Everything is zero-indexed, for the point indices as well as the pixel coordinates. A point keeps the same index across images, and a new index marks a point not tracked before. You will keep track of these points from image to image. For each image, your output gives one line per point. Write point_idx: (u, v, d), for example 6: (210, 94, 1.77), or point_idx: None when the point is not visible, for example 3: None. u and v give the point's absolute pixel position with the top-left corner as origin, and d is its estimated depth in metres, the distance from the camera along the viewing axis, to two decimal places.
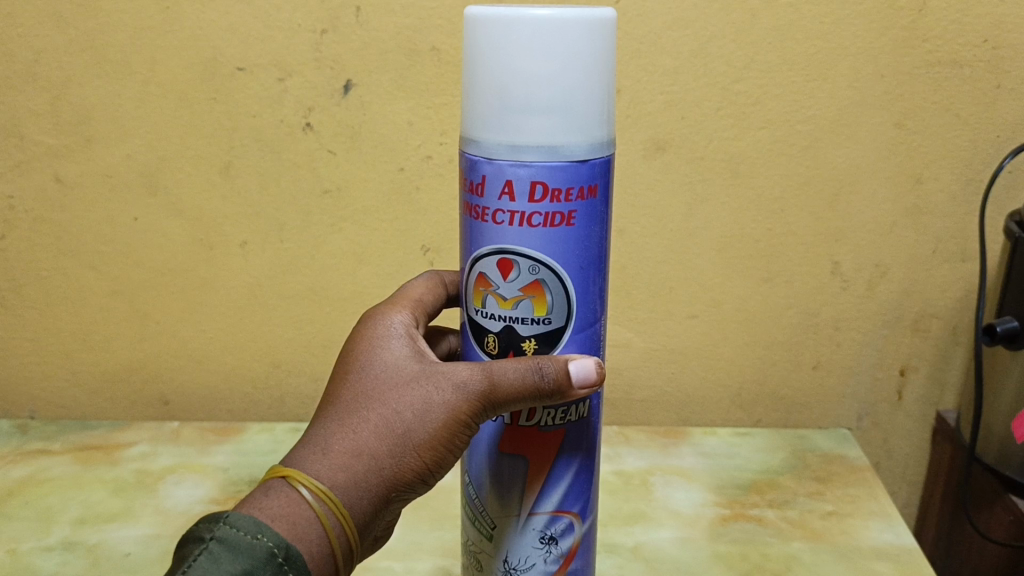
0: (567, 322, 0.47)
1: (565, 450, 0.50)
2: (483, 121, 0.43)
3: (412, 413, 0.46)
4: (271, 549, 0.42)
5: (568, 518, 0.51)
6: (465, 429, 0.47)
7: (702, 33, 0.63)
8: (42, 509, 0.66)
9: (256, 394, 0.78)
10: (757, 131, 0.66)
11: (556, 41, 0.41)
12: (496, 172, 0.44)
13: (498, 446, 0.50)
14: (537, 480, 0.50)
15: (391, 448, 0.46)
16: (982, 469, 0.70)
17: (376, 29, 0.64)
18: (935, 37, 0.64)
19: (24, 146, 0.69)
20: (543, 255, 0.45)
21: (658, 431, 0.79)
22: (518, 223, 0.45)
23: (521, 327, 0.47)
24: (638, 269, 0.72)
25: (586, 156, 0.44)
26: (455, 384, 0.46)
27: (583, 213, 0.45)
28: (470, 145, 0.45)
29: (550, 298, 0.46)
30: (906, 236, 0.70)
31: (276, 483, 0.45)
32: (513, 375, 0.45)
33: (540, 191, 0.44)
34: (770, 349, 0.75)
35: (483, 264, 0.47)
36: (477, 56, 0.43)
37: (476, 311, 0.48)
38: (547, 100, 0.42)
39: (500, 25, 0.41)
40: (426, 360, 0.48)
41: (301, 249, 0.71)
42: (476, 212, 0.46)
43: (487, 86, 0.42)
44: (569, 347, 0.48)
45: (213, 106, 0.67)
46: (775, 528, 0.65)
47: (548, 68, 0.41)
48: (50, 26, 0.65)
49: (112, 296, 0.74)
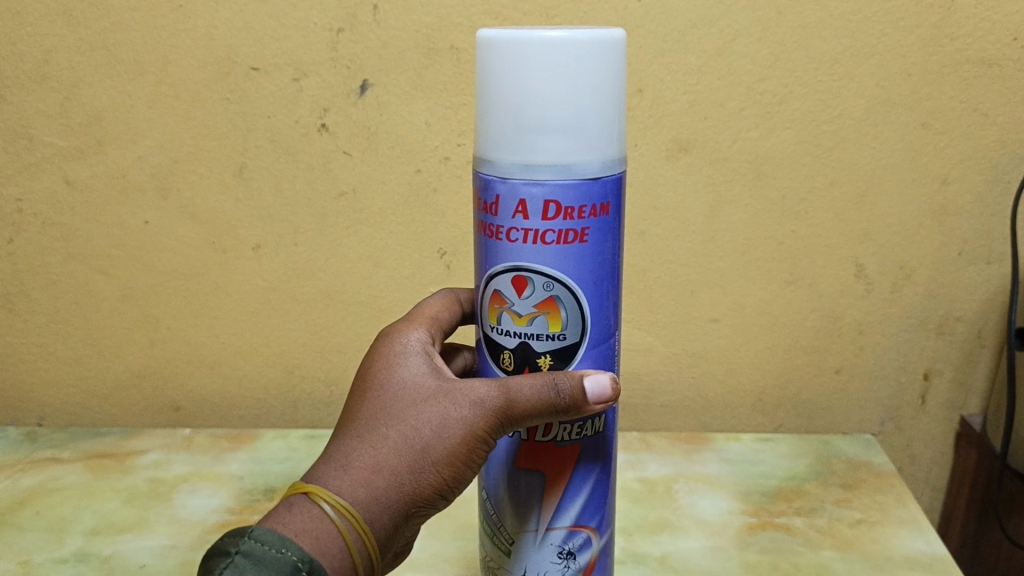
0: (582, 337, 0.46)
1: (581, 464, 0.48)
2: (496, 141, 0.42)
3: (430, 429, 0.45)
4: (295, 563, 0.41)
5: (584, 533, 0.50)
6: (483, 445, 0.45)
7: (726, 31, 0.62)
8: (54, 520, 0.65)
9: (268, 401, 0.77)
10: (782, 130, 0.65)
11: (568, 63, 0.40)
12: (510, 191, 0.42)
13: (514, 461, 0.48)
14: (554, 494, 0.48)
15: (410, 464, 0.44)
16: (1013, 475, 0.69)
17: (394, 28, 0.62)
18: (964, 35, 0.63)
19: (34, 148, 0.67)
20: (558, 272, 0.44)
21: (680, 436, 0.77)
22: (533, 240, 0.43)
23: (535, 343, 0.46)
24: (659, 272, 0.70)
25: (598, 174, 0.42)
26: (473, 400, 0.45)
27: (596, 229, 0.43)
28: (483, 164, 0.43)
29: (565, 314, 0.45)
30: (932, 238, 0.69)
31: (299, 498, 0.44)
32: (529, 390, 0.44)
33: (553, 210, 0.42)
34: (793, 353, 0.74)
35: (498, 282, 0.45)
36: (489, 79, 0.41)
37: (491, 328, 0.47)
38: (559, 121, 0.40)
39: (511, 47, 0.40)
40: (443, 377, 0.47)
41: (315, 252, 0.70)
42: (490, 230, 0.44)
43: (500, 107, 0.41)
44: (583, 363, 0.46)
45: (227, 106, 0.65)
46: (804, 536, 0.64)
47: (560, 88, 0.40)
48: (60, 25, 0.63)
49: (123, 300, 0.73)
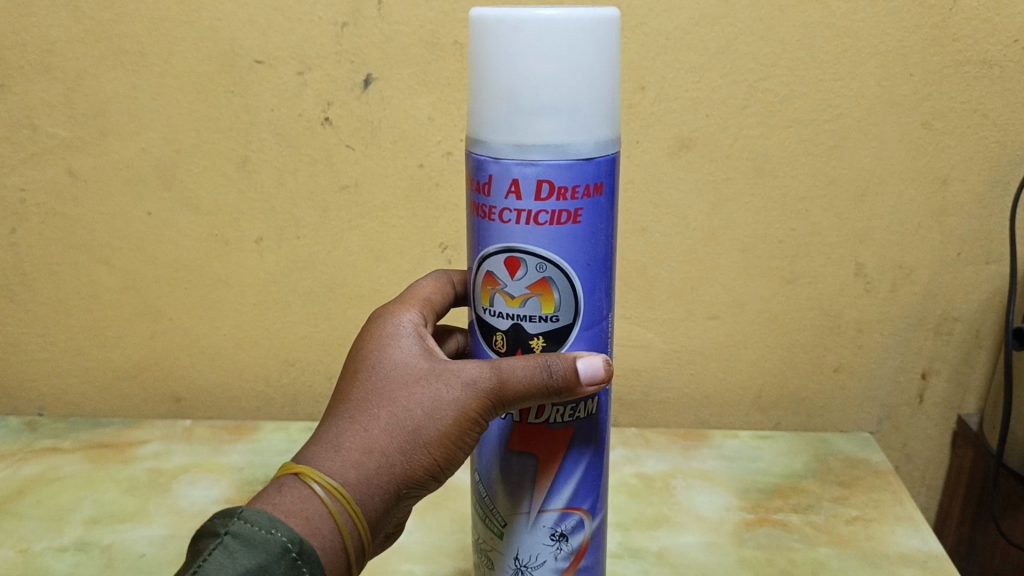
0: (575, 319, 0.46)
1: (574, 447, 0.49)
2: (489, 121, 0.42)
3: (422, 411, 0.45)
4: (285, 543, 0.41)
5: (577, 515, 0.50)
6: (475, 426, 0.46)
7: (729, 29, 0.62)
8: (53, 508, 0.65)
9: (269, 393, 0.77)
10: (784, 129, 0.65)
11: (562, 42, 0.40)
12: (503, 172, 0.43)
13: (507, 444, 0.48)
14: (547, 477, 0.49)
15: (402, 445, 0.45)
16: (1009, 474, 0.69)
17: (398, 23, 0.62)
18: (965, 36, 0.63)
19: (37, 138, 0.67)
20: (550, 253, 0.44)
21: (678, 433, 0.78)
22: (526, 221, 0.43)
23: (528, 325, 0.46)
24: (660, 269, 0.71)
25: (592, 155, 0.42)
26: (465, 381, 0.45)
27: (590, 210, 0.44)
28: (476, 145, 0.44)
29: (557, 296, 0.45)
30: (931, 238, 0.69)
31: (289, 479, 0.44)
32: (521, 372, 0.44)
33: (546, 190, 0.42)
34: (792, 351, 0.74)
35: (491, 263, 0.46)
36: (484, 58, 0.42)
37: (484, 309, 0.47)
38: (553, 100, 0.41)
39: (506, 26, 0.40)
40: (435, 358, 0.47)
41: (317, 246, 0.70)
42: (483, 211, 0.45)
43: (494, 87, 0.41)
44: (576, 345, 0.47)
45: (230, 99, 0.65)
46: (801, 533, 0.64)
47: (554, 68, 0.40)
48: (65, 16, 0.64)
49: (124, 291, 0.73)
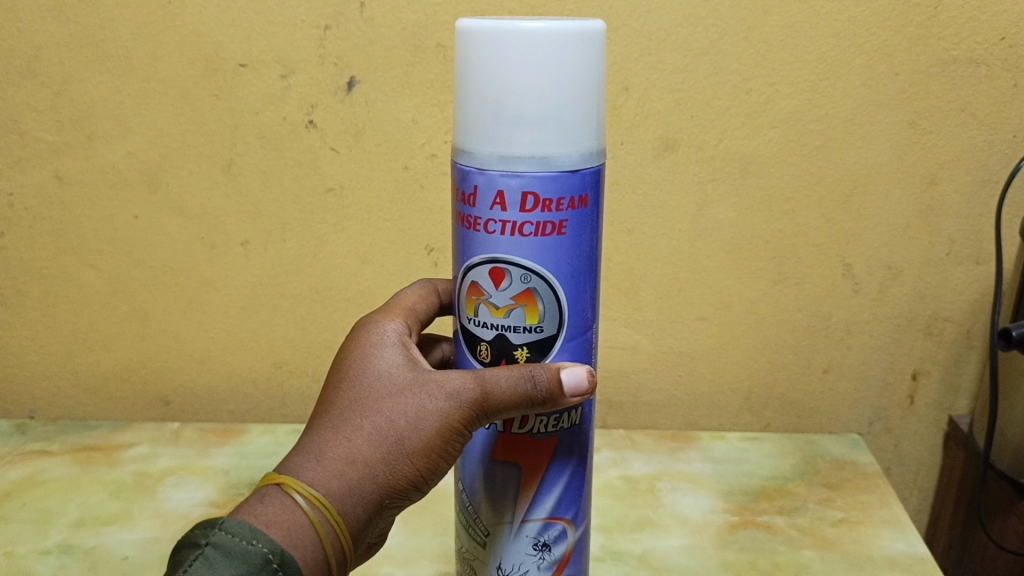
0: (560, 330, 0.46)
1: (557, 457, 0.49)
2: (474, 132, 0.42)
3: (404, 421, 0.45)
4: (267, 555, 0.41)
5: (560, 525, 0.50)
6: (458, 437, 0.46)
7: (712, 30, 0.62)
8: (40, 511, 0.66)
9: (258, 396, 0.77)
10: (770, 129, 0.65)
11: (545, 54, 0.40)
12: (488, 183, 0.43)
13: (490, 454, 0.48)
14: (530, 487, 0.49)
15: (385, 455, 0.45)
16: (997, 476, 0.68)
17: (380, 25, 0.62)
18: (952, 35, 0.62)
19: (24, 143, 0.68)
20: (535, 264, 0.44)
21: (667, 435, 0.78)
22: (510, 232, 0.43)
23: (512, 335, 0.46)
24: (645, 271, 0.71)
25: (577, 167, 0.42)
26: (448, 392, 0.45)
27: (575, 222, 0.44)
28: (461, 155, 0.43)
29: (542, 307, 0.45)
30: (920, 238, 0.69)
31: (270, 489, 0.44)
32: (504, 382, 0.44)
33: (531, 202, 0.42)
34: (780, 352, 0.74)
35: (475, 274, 0.46)
36: (468, 69, 0.41)
37: (469, 319, 0.47)
38: (537, 112, 0.41)
39: (490, 39, 0.40)
40: (419, 367, 0.47)
41: (302, 248, 0.70)
42: (469, 222, 0.45)
43: (479, 98, 0.41)
44: (560, 355, 0.47)
45: (215, 102, 0.65)
46: (785, 535, 0.64)
47: (538, 79, 0.40)
48: (50, 20, 0.64)
49: (112, 294, 0.73)
